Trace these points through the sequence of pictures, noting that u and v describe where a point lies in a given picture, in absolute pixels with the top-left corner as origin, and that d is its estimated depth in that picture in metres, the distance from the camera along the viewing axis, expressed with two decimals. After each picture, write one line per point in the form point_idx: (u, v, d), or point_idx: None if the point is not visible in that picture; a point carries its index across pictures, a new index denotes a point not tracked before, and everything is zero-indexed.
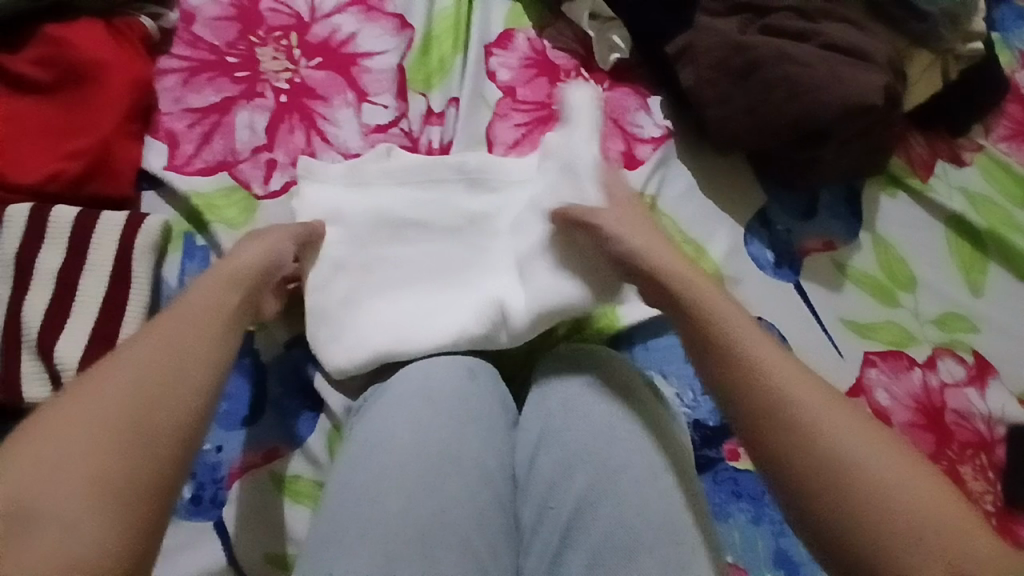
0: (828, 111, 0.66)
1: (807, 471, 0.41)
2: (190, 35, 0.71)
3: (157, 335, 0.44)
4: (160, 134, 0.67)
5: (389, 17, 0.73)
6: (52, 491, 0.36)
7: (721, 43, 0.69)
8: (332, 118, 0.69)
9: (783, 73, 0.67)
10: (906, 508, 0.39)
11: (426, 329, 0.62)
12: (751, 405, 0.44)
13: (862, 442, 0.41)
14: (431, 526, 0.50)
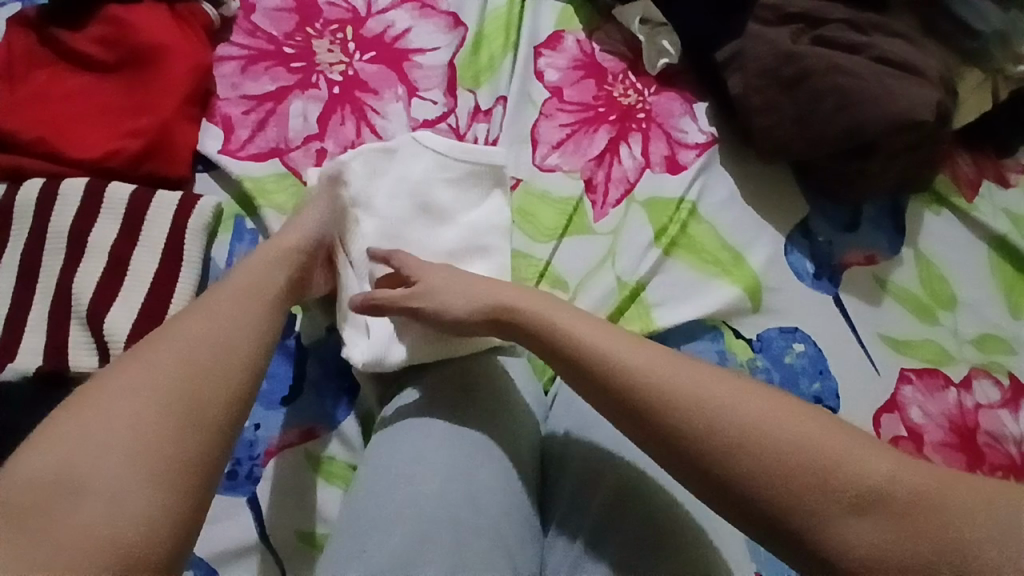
0: (878, 124, 0.66)
1: (803, 501, 0.39)
2: (250, 24, 0.73)
3: (203, 315, 0.46)
4: (216, 119, 0.69)
5: (442, 15, 0.75)
6: (102, 456, 0.37)
7: (771, 52, 0.69)
8: (382, 110, 0.70)
9: (833, 84, 0.67)
10: (870, 489, 0.38)
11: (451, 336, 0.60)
12: (681, 440, 0.42)
13: (801, 434, 0.40)
14: (464, 510, 0.51)
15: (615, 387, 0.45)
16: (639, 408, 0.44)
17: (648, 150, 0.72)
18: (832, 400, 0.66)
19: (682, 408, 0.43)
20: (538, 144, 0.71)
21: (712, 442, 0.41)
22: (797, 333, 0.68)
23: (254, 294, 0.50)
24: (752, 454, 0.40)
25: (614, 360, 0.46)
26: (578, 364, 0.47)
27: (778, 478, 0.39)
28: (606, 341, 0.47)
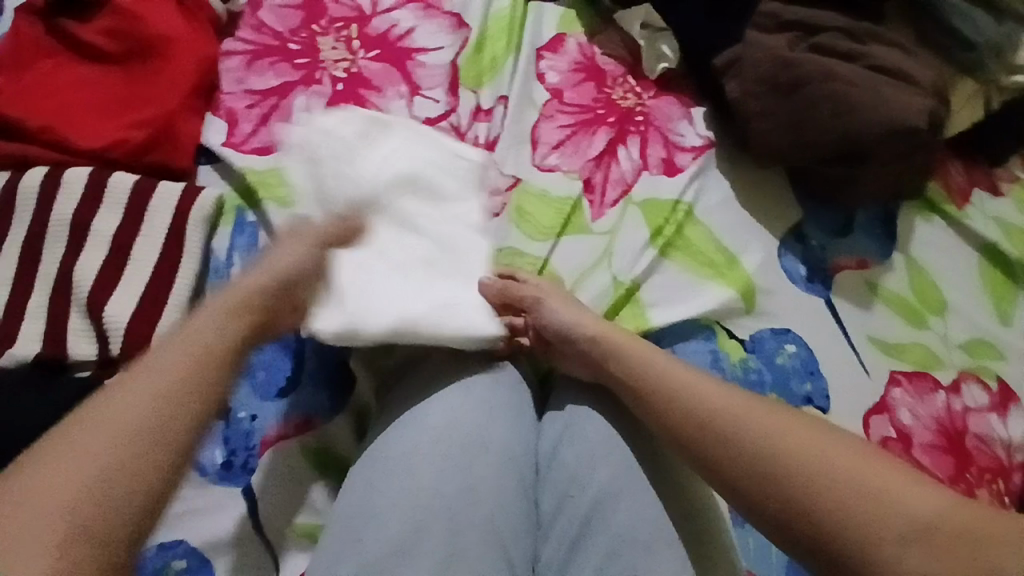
0: (870, 131, 0.67)
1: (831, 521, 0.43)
2: (256, 20, 0.74)
3: (157, 373, 0.44)
4: (220, 112, 0.70)
5: (446, 15, 0.76)
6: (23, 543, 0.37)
7: (769, 59, 0.70)
8: (385, 107, 0.71)
9: (827, 92, 0.68)
10: (919, 520, 0.42)
11: (436, 305, 0.61)
12: (739, 460, 0.48)
13: (848, 462, 0.45)
14: (461, 502, 0.52)
15: (683, 415, 0.52)
16: (704, 434, 0.50)
17: (647, 153, 0.73)
18: (822, 401, 0.67)
19: (747, 435, 0.48)
20: (538, 144, 0.72)
21: (771, 464, 0.46)
22: (788, 334, 0.69)
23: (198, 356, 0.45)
24: (808, 477, 0.45)
25: (687, 392, 0.53)
26: (653, 396, 0.54)
27: (829, 503, 0.44)
28: (679, 378, 0.54)
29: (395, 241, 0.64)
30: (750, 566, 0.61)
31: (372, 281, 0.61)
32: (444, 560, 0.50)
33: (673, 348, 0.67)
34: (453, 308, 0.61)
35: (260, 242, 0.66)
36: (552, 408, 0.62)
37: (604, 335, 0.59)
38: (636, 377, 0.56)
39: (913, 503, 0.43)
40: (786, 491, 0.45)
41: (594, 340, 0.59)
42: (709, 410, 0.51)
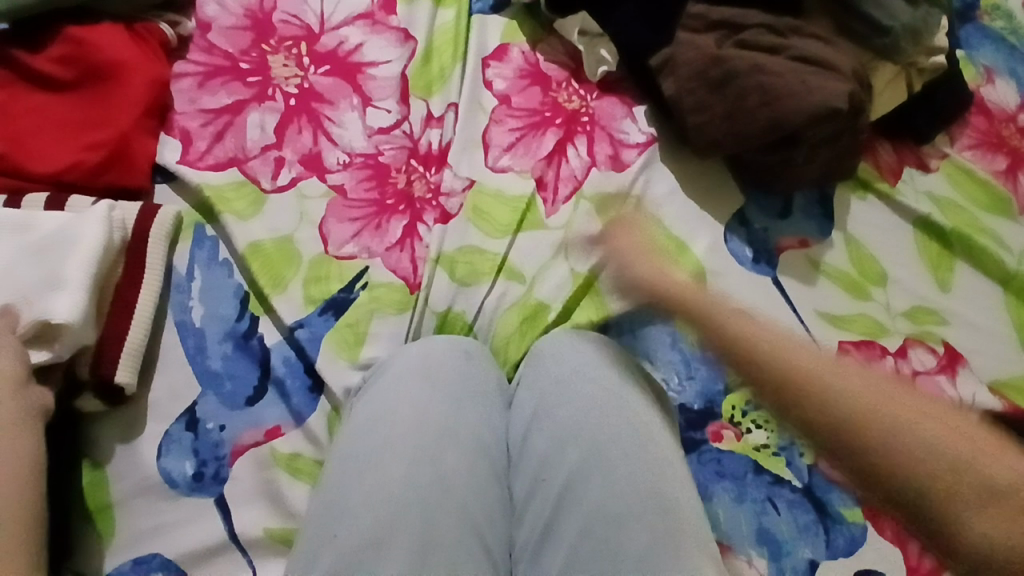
0: (796, 117, 0.72)
1: (904, 478, 0.41)
2: (206, 42, 0.75)
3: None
4: (175, 132, 0.71)
5: (393, 30, 0.78)
6: None
7: (700, 56, 0.75)
8: (337, 119, 0.73)
9: (754, 83, 0.73)
10: (1011, 486, 0.39)
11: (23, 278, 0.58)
12: (811, 405, 0.45)
13: (935, 423, 0.42)
14: (432, 493, 0.53)
15: (750, 361, 0.48)
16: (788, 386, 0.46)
17: (594, 150, 0.77)
18: None
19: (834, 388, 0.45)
20: (489, 147, 0.75)
21: (857, 417, 0.43)
22: (740, 312, 0.72)
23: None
24: (890, 429, 0.42)
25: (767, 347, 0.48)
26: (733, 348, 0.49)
27: (909, 458, 0.41)
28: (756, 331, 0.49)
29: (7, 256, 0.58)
30: (721, 535, 0.64)
31: (40, 283, 0.58)
32: (416, 554, 0.51)
33: (633, 332, 0.70)
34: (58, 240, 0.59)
35: (219, 256, 0.67)
36: (520, 391, 0.63)
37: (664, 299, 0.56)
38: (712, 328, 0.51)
39: (996, 471, 0.40)
40: (862, 436, 0.42)
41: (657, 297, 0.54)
42: (783, 357, 0.47)
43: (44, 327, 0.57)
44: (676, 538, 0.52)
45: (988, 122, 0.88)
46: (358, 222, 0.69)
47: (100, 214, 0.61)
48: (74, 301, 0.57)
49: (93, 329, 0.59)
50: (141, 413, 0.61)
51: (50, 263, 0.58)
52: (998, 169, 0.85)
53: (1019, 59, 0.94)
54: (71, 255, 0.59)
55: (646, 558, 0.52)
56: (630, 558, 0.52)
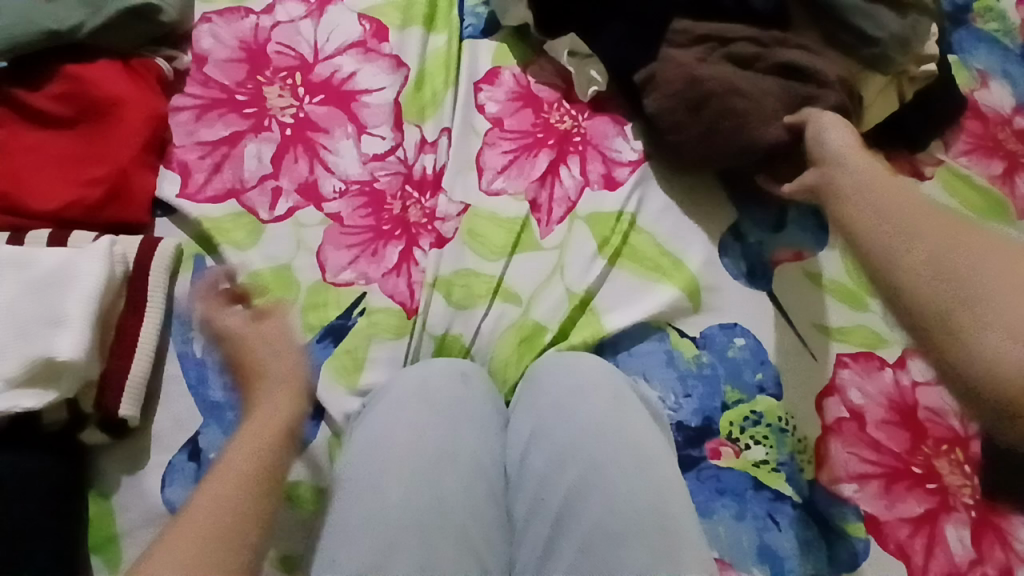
0: (768, 135, 0.73)
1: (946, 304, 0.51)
2: (202, 75, 0.77)
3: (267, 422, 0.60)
4: (173, 165, 0.72)
5: (385, 57, 0.80)
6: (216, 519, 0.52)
7: (681, 75, 0.75)
8: (332, 148, 0.74)
9: (730, 105, 0.74)
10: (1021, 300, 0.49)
11: (26, 323, 0.58)
12: (910, 268, 0.55)
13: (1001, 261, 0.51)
14: (432, 516, 0.54)
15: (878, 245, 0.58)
16: (892, 257, 0.57)
17: (586, 170, 0.77)
18: (774, 389, 0.71)
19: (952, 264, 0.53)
20: (483, 170, 0.76)
21: (959, 276, 0.52)
22: (736, 327, 0.73)
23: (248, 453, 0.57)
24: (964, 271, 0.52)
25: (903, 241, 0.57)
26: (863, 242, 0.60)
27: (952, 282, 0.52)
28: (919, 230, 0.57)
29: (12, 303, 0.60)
30: (722, 553, 0.65)
31: (43, 323, 0.58)
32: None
33: (629, 351, 0.70)
34: (59, 280, 0.60)
35: (218, 286, 0.68)
36: (518, 414, 0.64)
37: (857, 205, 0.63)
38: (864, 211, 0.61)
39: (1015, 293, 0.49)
40: (948, 278, 0.52)
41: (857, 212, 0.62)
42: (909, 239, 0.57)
43: (47, 366, 0.57)
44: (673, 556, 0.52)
45: (984, 126, 0.88)
46: (354, 249, 0.70)
47: (99, 250, 0.62)
48: (76, 339, 0.57)
49: (96, 364, 0.59)
50: (146, 444, 0.62)
51: (51, 300, 0.59)
52: (995, 173, 0.85)
53: (1014, 61, 0.94)
54: (72, 292, 0.59)
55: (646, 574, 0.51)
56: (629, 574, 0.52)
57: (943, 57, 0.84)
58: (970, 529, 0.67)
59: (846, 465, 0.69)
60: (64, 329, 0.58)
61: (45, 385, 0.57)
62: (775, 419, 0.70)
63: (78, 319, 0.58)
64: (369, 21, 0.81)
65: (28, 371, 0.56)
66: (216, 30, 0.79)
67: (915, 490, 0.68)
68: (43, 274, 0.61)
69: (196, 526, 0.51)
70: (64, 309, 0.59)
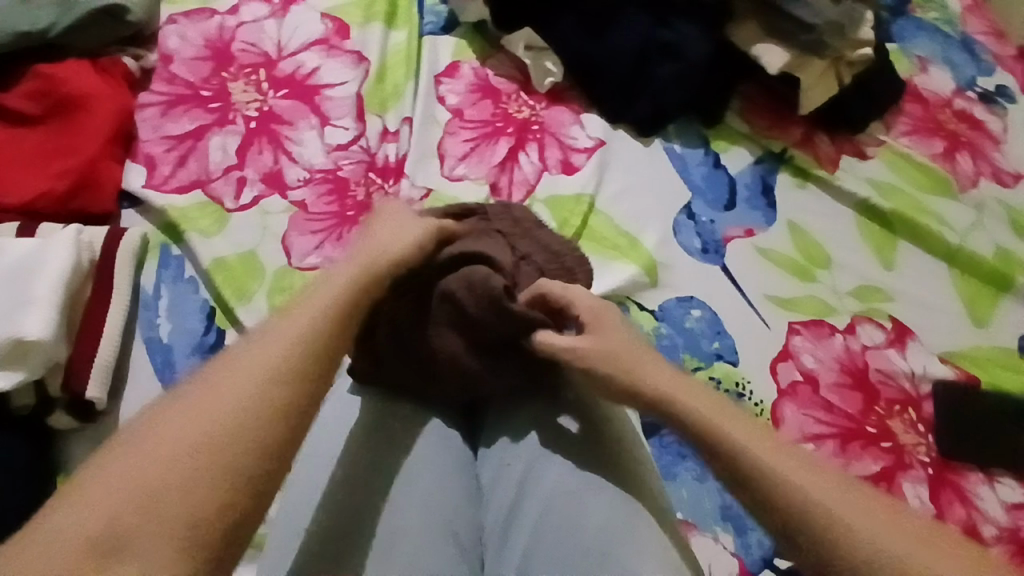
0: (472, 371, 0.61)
1: (771, 509, 0.46)
2: (168, 73, 0.79)
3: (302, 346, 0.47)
4: (140, 158, 0.74)
5: (347, 53, 0.83)
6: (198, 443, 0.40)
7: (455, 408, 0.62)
8: (297, 139, 0.77)
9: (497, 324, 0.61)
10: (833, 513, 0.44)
11: None
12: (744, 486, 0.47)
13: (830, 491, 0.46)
14: (396, 483, 0.55)
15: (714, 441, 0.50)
16: (720, 468, 0.49)
17: (545, 156, 0.80)
18: (731, 355, 0.74)
19: (758, 469, 0.47)
20: (445, 158, 0.79)
21: (783, 492, 0.46)
22: (693, 300, 0.76)
23: (306, 344, 0.46)
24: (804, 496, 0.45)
25: (726, 444, 0.49)
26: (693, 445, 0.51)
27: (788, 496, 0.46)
28: (736, 433, 0.49)
29: None
30: (686, 515, 0.66)
31: (10, 305, 0.59)
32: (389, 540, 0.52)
33: None
34: (26, 265, 0.61)
35: (186, 273, 0.69)
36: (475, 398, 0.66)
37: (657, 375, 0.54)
38: (697, 430, 0.50)
39: (839, 513, 0.44)
40: (774, 494, 0.46)
41: (660, 398, 0.53)
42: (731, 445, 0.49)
43: (15, 346, 0.58)
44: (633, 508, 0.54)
45: (924, 108, 0.93)
46: (319, 234, 0.72)
47: (68, 237, 0.63)
48: (48, 318, 0.59)
49: (64, 346, 0.60)
50: (113, 428, 0.62)
51: (18, 283, 0.60)
52: (936, 152, 0.90)
53: (953, 47, 1.00)
54: (40, 276, 0.61)
55: (609, 522, 0.53)
56: (590, 529, 0.52)
57: (879, 43, 0.89)
58: (924, 484, 0.70)
59: (802, 427, 0.71)
60: (35, 310, 0.59)
61: (14, 366, 0.58)
62: (733, 384, 0.72)
63: (50, 301, 0.59)
64: (332, 19, 0.84)
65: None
66: (182, 30, 0.82)
67: (870, 449, 0.70)
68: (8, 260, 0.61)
69: (178, 443, 0.40)
70: (31, 293, 0.59)
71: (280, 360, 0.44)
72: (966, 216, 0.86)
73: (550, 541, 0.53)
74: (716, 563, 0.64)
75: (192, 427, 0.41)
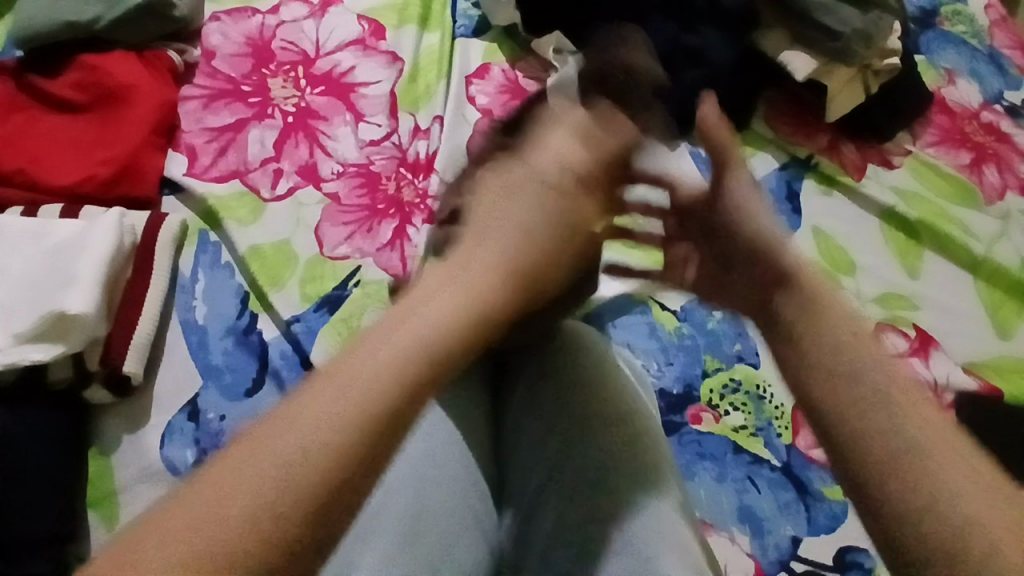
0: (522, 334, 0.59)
1: (899, 480, 0.36)
2: (210, 68, 0.82)
3: (402, 332, 0.43)
4: (181, 148, 0.77)
5: (382, 54, 0.85)
6: (281, 450, 0.36)
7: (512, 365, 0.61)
8: (332, 134, 0.79)
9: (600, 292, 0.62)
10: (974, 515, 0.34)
11: (39, 284, 0.62)
12: (863, 429, 0.38)
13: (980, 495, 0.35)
14: (420, 470, 0.52)
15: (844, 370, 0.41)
16: (855, 430, 0.38)
17: None
18: (752, 357, 0.74)
19: (936, 457, 0.36)
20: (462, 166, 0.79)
21: (941, 510, 0.34)
22: None
23: (426, 352, 0.42)
24: (951, 488, 0.35)
25: (882, 396, 0.39)
26: (803, 376, 0.42)
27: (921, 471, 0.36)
28: (911, 416, 0.38)
29: (26, 267, 0.63)
30: (704, 514, 0.66)
31: (56, 284, 0.62)
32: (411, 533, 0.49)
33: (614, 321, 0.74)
34: (72, 245, 0.64)
35: (221, 259, 0.71)
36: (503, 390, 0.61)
37: (828, 312, 0.44)
38: (838, 362, 0.41)
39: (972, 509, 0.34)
40: (916, 465, 0.36)
41: (820, 335, 0.43)
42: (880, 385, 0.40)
43: (58, 322, 0.60)
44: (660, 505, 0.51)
45: (951, 120, 0.93)
46: (350, 226, 0.74)
47: (112, 219, 0.66)
48: (89, 296, 0.61)
49: (105, 324, 0.63)
50: (148, 405, 0.64)
51: (63, 263, 0.63)
52: (963, 163, 0.90)
53: (979, 59, 1.00)
54: (84, 256, 0.63)
55: (636, 516, 0.50)
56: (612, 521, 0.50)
57: (908, 54, 0.89)
58: None
59: None
60: (79, 288, 0.62)
61: (54, 340, 0.60)
62: (753, 386, 0.73)
63: (92, 279, 0.62)
64: (368, 21, 0.87)
65: (40, 327, 0.60)
66: (224, 28, 0.85)
67: None
68: (57, 240, 0.64)
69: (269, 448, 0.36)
70: (77, 271, 0.63)
71: (409, 355, 0.42)
72: (992, 227, 0.85)
73: (573, 531, 0.50)
74: (733, 564, 0.64)
75: (290, 432, 0.37)
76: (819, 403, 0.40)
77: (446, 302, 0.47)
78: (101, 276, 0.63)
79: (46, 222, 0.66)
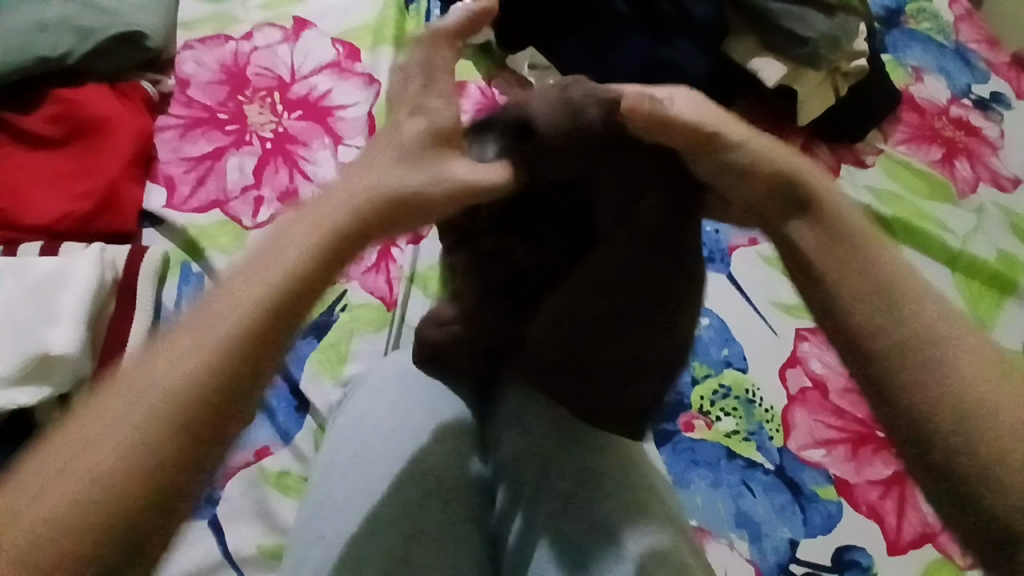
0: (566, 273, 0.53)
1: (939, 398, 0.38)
2: (186, 97, 0.81)
3: (236, 293, 0.40)
4: (159, 179, 0.76)
5: (359, 76, 0.85)
6: (109, 434, 0.36)
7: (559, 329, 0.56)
8: (311, 158, 0.79)
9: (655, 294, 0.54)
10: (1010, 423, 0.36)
11: (18, 324, 0.61)
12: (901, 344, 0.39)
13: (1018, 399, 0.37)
14: (413, 497, 0.52)
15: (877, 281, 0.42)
16: (904, 373, 0.39)
17: None
18: (740, 362, 0.75)
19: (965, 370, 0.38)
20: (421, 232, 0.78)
21: (1004, 437, 0.36)
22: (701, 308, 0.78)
23: (254, 321, 0.39)
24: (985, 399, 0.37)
25: (925, 328, 0.39)
26: (852, 314, 0.41)
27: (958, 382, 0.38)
28: (950, 350, 0.39)
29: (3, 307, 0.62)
30: (701, 522, 0.67)
31: (37, 324, 0.61)
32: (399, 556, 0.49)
33: None
34: (51, 284, 0.63)
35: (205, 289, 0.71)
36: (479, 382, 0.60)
37: (856, 243, 0.43)
38: (879, 296, 0.41)
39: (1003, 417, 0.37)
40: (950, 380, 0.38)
41: (867, 272, 0.42)
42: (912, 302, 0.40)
43: (42, 363, 0.60)
44: (649, 520, 0.51)
45: (921, 117, 0.95)
46: None
47: (93, 255, 0.66)
48: (71, 334, 0.61)
49: (89, 362, 0.62)
50: None
51: (43, 302, 0.62)
52: (934, 159, 0.91)
53: (946, 56, 1.02)
54: (66, 294, 0.63)
55: (624, 529, 0.50)
56: (604, 527, 0.50)
57: (876, 55, 0.91)
58: None
59: (811, 432, 0.71)
60: (62, 328, 0.61)
61: (39, 382, 0.60)
62: (742, 390, 0.73)
63: (75, 318, 0.62)
64: (343, 44, 0.87)
65: (22, 369, 0.59)
66: (197, 56, 0.84)
67: (881, 453, 0.70)
68: (35, 278, 0.64)
69: (105, 425, 0.37)
70: (60, 310, 0.62)
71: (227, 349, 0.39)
72: (966, 221, 0.87)
73: (559, 526, 0.51)
74: (733, 570, 0.64)
75: (117, 411, 0.37)
76: (866, 348, 0.40)
77: (289, 261, 0.42)
78: (85, 313, 0.62)
79: (23, 260, 0.65)
